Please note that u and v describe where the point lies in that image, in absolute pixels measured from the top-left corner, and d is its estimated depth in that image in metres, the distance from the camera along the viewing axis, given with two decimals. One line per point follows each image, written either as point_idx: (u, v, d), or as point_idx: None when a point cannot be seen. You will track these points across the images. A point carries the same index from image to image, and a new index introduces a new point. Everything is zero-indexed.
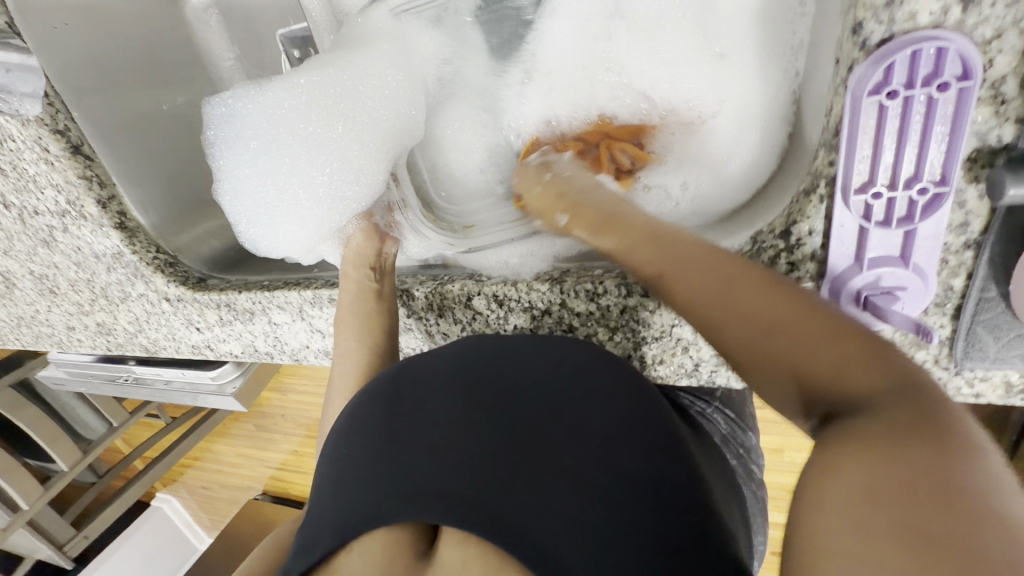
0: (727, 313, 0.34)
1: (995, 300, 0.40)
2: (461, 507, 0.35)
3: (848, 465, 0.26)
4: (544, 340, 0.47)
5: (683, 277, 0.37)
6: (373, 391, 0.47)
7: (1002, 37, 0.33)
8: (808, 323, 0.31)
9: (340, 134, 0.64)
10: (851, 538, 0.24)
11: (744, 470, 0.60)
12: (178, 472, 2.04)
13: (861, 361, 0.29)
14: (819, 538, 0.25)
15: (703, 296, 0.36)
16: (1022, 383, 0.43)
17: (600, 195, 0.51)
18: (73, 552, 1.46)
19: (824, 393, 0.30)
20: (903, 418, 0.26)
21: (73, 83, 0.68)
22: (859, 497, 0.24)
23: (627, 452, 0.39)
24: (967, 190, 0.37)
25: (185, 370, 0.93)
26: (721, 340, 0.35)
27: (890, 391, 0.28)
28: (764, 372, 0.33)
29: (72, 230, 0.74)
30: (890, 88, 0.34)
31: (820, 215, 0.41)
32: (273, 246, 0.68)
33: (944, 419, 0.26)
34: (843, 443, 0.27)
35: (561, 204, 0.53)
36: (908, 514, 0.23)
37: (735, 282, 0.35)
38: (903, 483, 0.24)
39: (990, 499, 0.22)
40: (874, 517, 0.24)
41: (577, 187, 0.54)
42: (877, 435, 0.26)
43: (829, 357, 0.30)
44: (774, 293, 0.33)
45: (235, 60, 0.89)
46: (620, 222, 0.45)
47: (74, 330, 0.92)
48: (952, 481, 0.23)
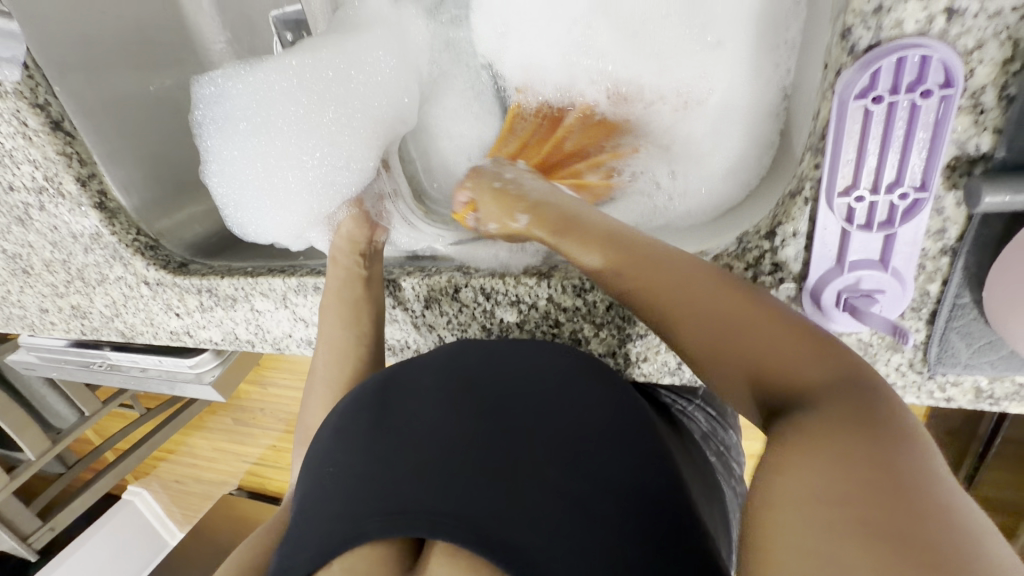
0: (687, 313, 0.36)
1: (969, 307, 0.41)
2: (443, 520, 0.34)
3: (807, 460, 0.27)
4: (529, 345, 0.48)
5: (648, 275, 0.39)
6: (357, 401, 0.46)
7: (983, 48, 0.34)
8: (763, 322, 0.34)
9: (330, 119, 0.64)
10: (810, 539, 0.24)
11: (722, 469, 0.61)
12: (151, 464, 2.00)
13: (806, 356, 0.32)
14: (778, 546, 0.25)
15: (665, 295, 0.37)
16: (991, 389, 0.45)
17: (556, 200, 0.51)
18: (37, 544, 1.40)
19: (772, 389, 0.32)
20: (847, 414, 0.28)
21: (57, 59, 0.67)
22: (813, 501, 0.25)
23: (605, 459, 0.39)
24: (945, 198, 0.38)
25: (162, 358, 0.91)
26: (682, 339, 0.37)
27: (836, 386, 0.30)
28: (719, 370, 0.35)
29: (49, 208, 0.71)
30: (875, 93, 0.35)
31: (805, 217, 0.42)
32: (262, 229, 0.68)
33: (888, 417, 0.28)
34: (797, 442, 0.28)
35: (521, 204, 0.53)
36: (862, 510, 0.24)
37: (702, 286, 0.36)
38: (849, 487, 0.25)
39: (929, 495, 0.24)
40: (826, 517, 0.25)
41: (532, 190, 0.54)
42: (832, 433, 0.27)
43: (772, 352, 0.33)
44: (722, 293, 0.36)
45: (226, 44, 0.88)
46: (579, 227, 0.46)
47: (47, 313, 0.89)
48: (895, 481, 0.25)
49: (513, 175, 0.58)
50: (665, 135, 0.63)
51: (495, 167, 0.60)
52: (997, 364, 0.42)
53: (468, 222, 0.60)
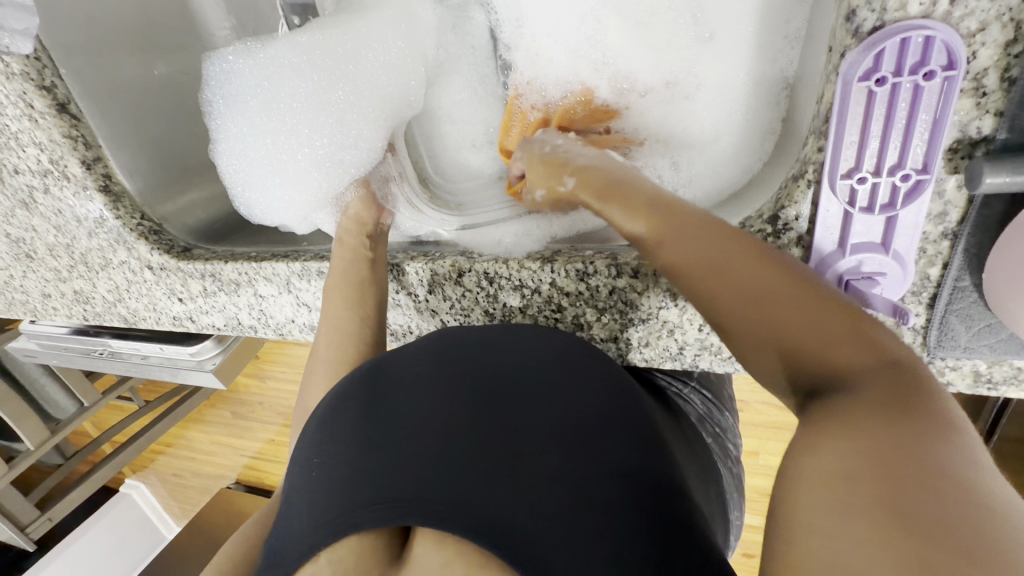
0: (716, 285, 0.36)
1: (969, 290, 0.42)
2: (439, 507, 0.34)
3: (837, 441, 0.28)
4: (522, 332, 0.48)
5: (686, 252, 0.38)
6: (346, 390, 0.45)
7: (986, 30, 0.34)
8: (796, 296, 0.33)
9: (339, 98, 0.66)
10: (832, 515, 0.25)
11: (720, 451, 0.62)
12: (149, 457, 2.00)
13: (844, 337, 0.31)
14: (803, 521, 0.26)
15: (702, 271, 0.37)
16: (990, 373, 0.45)
17: (603, 165, 0.52)
18: (36, 534, 1.40)
19: (809, 371, 0.32)
20: (884, 396, 0.28)
21: (61, 41, 0.67)
22: (838, 481, 0.26)
23: (601, 444, 0.39)
24: (946, 181, 0.39)
25: (164, 345, 0.91)
26: (721, 316, 0.36)
27: (875, 368, 0.30)
28: (754, 349, 0.34)
29: (54, 192, 0.71)
30: (879, 75, 0.36)
31: (807, 200, 0.42)
32: (270, 207, 0.69)
33: (923, 403, 0.28)
34: (831, 422, 0.29)
35: (568, 169, 0.54)
36: (887, 490, 0.25)
37: (739, 263, 0.35)
38: (881, 471, 0.25)
39: (966, 478, 0.24)
40: (850, 495, 0.25)
41: (579, 158, 0.55)
42: (863, 417, 0.28)
43: (807, 333, 0.32)
44: (761, 270, 0.35)
45: (231, 30, 0.88)
46: (623, 193, 0.45)
47: (49, 298, 0.90)
48: (928, 462, 0.25)
49: (560, 144, 0.59)
50: (668, 123, 0.63)
51: (545, 136, 0.62)
52: (996, 348, 0.43)
53: (518, 194, 0.65)
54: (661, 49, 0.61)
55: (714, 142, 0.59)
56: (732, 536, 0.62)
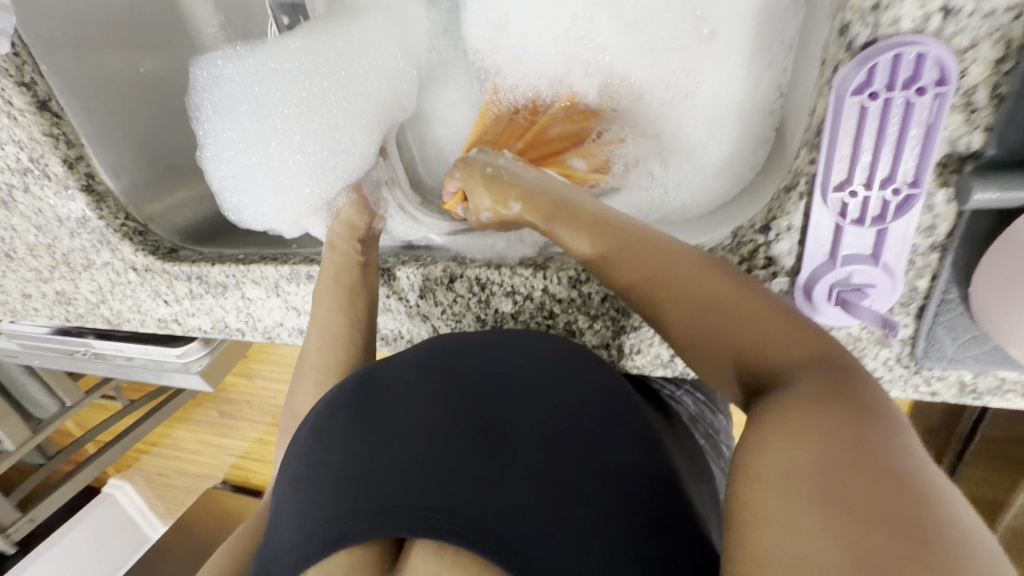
0: (672, 298, 0.38)
1: (956, 302, 0.42)
2: (430, 514, 0.34)
3: (784, 435, 0.27)
4: (512, 337, 0.48)
5: (636, 263, 0.40)
6: (334, 401, 0.45)
7: (976, 47, 0.34)
8: (750, 307, 0.35)
9: (332, 104, 0.65)
10: (780, 510, 0.25)
11: (711, 451, 0.62)
12: (134, 457, 1.97)
13: (783, 337, 0.33)
14: (754, 519, 0.25)
15: (652, 282, 0.39)
16: (975, 383, 0.46)
17: (546, 187, 0.54)
18: (16, 535, 1.37)
19: (758, 370, 0.33)
20: (820, 389, 0.29)
21: (43, 36, 0.65)
22: (785, 474, 0.26)
23: (594, 442, 0.40)
24: (935, 194, 0.39)
25: (149, 347, 0.89)
26: (671, 324, 0.38)
27: (812, 365, 0.31)
28: (704, 352, 0.36)
29: (34, 190, 0.69)
30: (872, 90, 0.36)
31: (800, 212, 0.42)
32: (263, 213, 0.68)
33: (859, 393, 0.28)
34: (777, 417, 0.29)
35: (514, 191, 0.55)
36: (833, 480, 0.24)
37: (683, 274, 0.38)
38: (824, 462, 0.25)
39: (902, 469, 0.24)
40: (797, 487, 0.25)
41: (527, 179, 0.56)
42: (806, 409, 0.28)
43: (747, 334, 0.34)
44: (703, 277, 0.37)
45: (219, 27, 0.86)
46: (571, 213, 0.48)
47: (30, 298, 0.88)
48: (872, 457, 0.25)
49: (505, 163, 0.59)
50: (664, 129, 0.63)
51: (484, 155, 0.62)
52: (981, 359, 0.43)
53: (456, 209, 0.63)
54: (655, 56, 0.61)
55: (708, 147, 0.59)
56: None
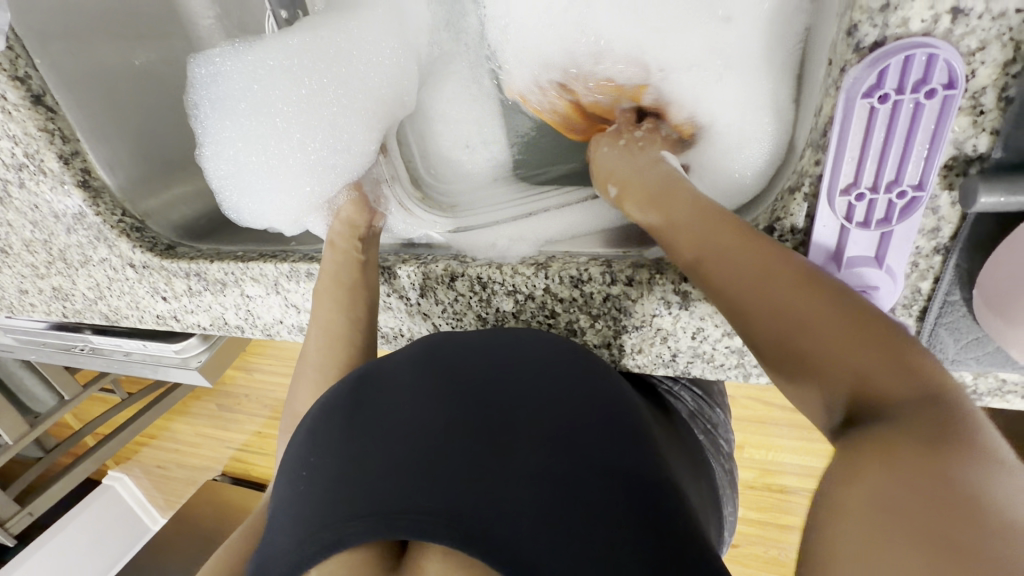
0: (757, 306, 0.36)
1: (958, 304, 0.42)
2: (420, 515, 0.34)
3: (869, 468, 0.27)
4: (510, 336, 0.48)
5: (726, 266, 0.38)
6: (332, 402, 0.44)
7: (985, 49, 0.34)
8: (832, 321, 0.33)
9: (331, 100, 0.65)
10: (866, 544, 0.25)
11: (711, 446, 0.62)
12: (132, 449, 1.97)
13: (886, 364, 0.30)
14: (839, 550, 0.26)
15: (742, 287, 0.37)
16: (975, 384, 0.46)
17: (649, 173, 0.52)
18: (14, 528, 1.37)
19: (849, 395, 0.31)
20: (921, 426, 0.28)
21: (36, 29, 0.64)
22: (871, 508, 0.26)
23: (588, 440, 0.39)
24: (940, 197, 0.39)
25: (147, 342, 0.88)
26: (757, 331, 0.36)
27: (916, 396, 0.29)
28: (789, 367, 0.34)
29: (29, 186, 0.69)
30: (882, 92, 0.35)
31: (802, 213, 0.42)
32: (264, 210, 0.67)
33: (964, 431, 0.27)
34: (865, 448, 0.28)
35: (612, 181, 0.56)
36: (922, 517, 0.24)
37: (776, 281, 0.36)
38: (911, 498, 0.25)
39: (1004, 508, 0.23)
40: (882, 523, 0.25)
41: (635, 164, 0.55)
42: (896, 442, 0.28)
43: (842, 355, 0.32)
44: (799, 286, 0.35)
45: (216, 20, 0.84)
46: (669, 205, 0.46)
47: (26, 294, 0.87)
48: (966, 498, 0.24)
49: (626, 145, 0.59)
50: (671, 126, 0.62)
51: (615, 133, 0.62)
52: (982, 360, 0.43)
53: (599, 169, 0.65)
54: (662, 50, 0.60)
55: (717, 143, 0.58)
56: (726, 532, 0.63)
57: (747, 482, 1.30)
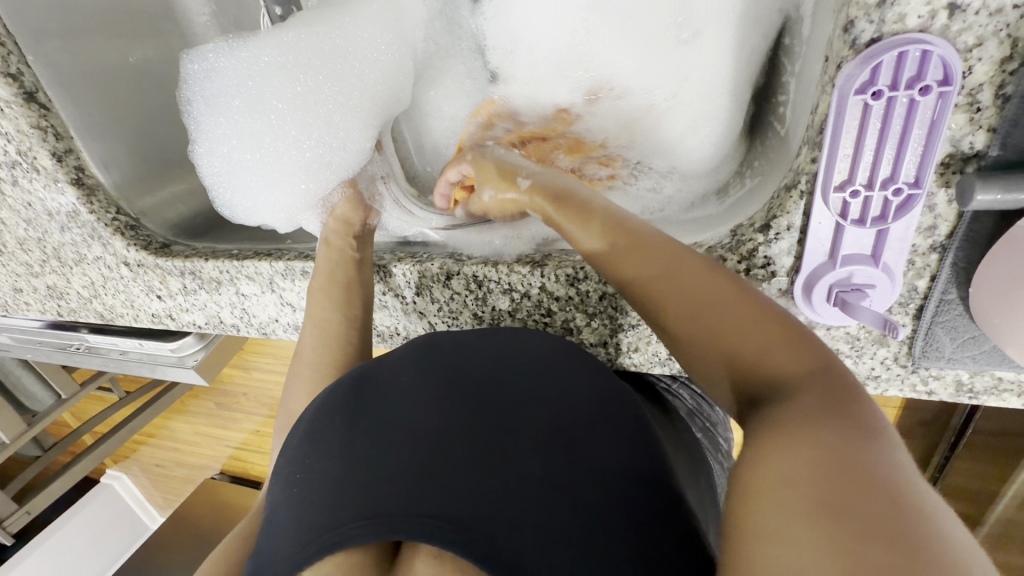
0: (675, 301, 0.38)
1: (955, 302, 0.42)
2: (426, 521, 0.34)
3: (781, 448, 0.28)
4: (507, 336, 0.47)
5: (647, 263, 0.40)
6: (328, 402, 0.44)
7: (982, 46, 0.34)
8: (740, 314, 0.36)
9: (327, 97, 0.64)
10: (784, 520, 0.25)
11: (710, 445, 0.62)
12: (130, 448, 1.97)
13: (785, 348, 0.33)
14: (755, 528, 0.25)
15: (661, 283, 0.39)
16: (972, 383, 0.46)
17: (560, 177, 0.54)
18: (14, 527, 1.36)
19: (753, 380, 0.34)
20: (818, 404, 0.30)
21: (29, 25, 0.64)
22: (786, 485, 0.26)
23: (590, 442, 0.39)
24: (937, 194, 0.39)
25: (143, 341, 0.88)
26: (674, 325, 0.38)
27: (811, 379, 0.32)
28: (703, 359, 0.37)
29: (23, 184, 0.68)
30: (876, 88, 0.35)
31: (799, 211, 0.42)
32: (262, 207, 0.68)
33: (855, 408, 0.29)
34: (774, 430, 0.29)
35: (517, 177, 0.56)
36: (833, 492, 0.25)
37: (690, 278, 0.38)
38: (822, 475, 0.25)
39: (895, 479, 0.25)
40: (796, 499, 0.25)
41: (528, 168, 0.57)
42: (803, 421, 0.29)
43: (748, 343, 0.34)
44: (710, 281, 0.37)
45: (211, 16, 0.84)
46: (579, 207, 0.47)
47: (21, 292, 0.87)
48: (868, 473, 0.25)
49: (501, 152, 0.62)
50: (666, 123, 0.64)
51: (495, 145, 0.64)
52: (978, 359, 0.43)
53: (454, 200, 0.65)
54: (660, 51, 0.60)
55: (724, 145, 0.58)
56: None
57: None
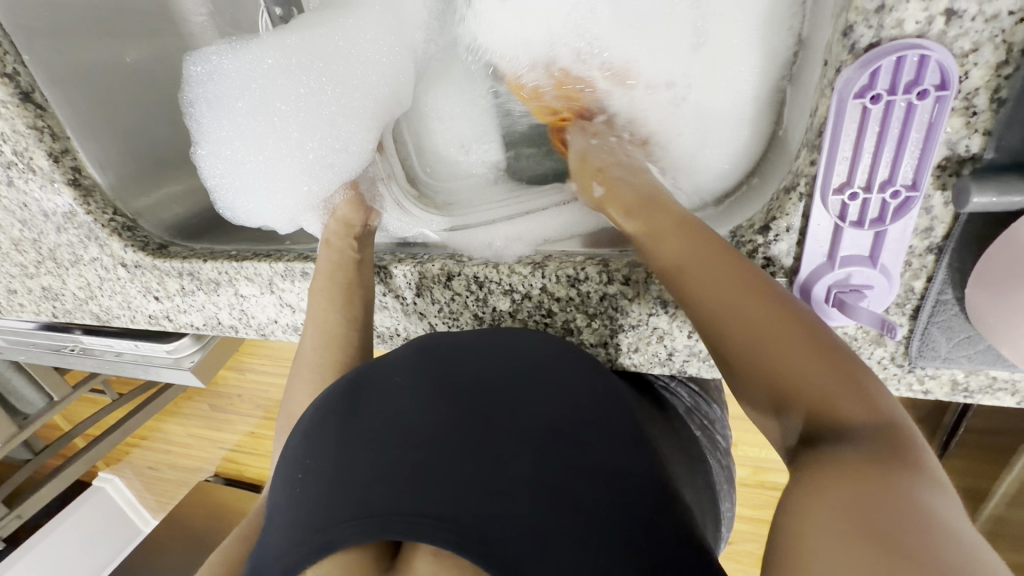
0: (732, 321, 0.37)
1: (951, 303, 0.43)
2: (419, 520, 0.34)
3: (835, 482, 0.28)
4: (500, 338, 0.48)
5: (707, 279, 0.39)
6: (327, 403, 0.44)
7: (978, 51, 0.34)
8: (803, 347, 0.34)
9: (328, 99, 0.65)
10: (836, 551, 0.26)
11: (708, 443, 0.62)
12: (123, 451, 1.95)
13: (849, 391, 0.32)
14: (806, 553, 0.26)
15: (719, 302, 0.37)
16: (967, 382, 0.47)
17: (640, 182, 0.53)
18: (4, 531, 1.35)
19: (807, 415, 0.33)
20: (878, 450, 0.29)
21: (26, 26, 0.63)
22: (840, 518, 0.27)
23: (586, 443, 0.39)
24: (934, 197, 0.39)
25: (139, 343, 0.87)
26: (727, 345, 0.37)
27: (874, 427, 0.31)
28: (752, 384, 0.35)
29: (18, 184, 0.68)
30: (874, 92, 0.36)
31: (798, 212, 0.42)
32: (264, 210, 0.67)
33: (914, 458, 0.29)
34: (828, 463, 0.30)
35: (599, 175, 0.56)
36: (889, 533, 0.25)
37: (753, 301, 0.36)
38: (878, 514, 0.26)
39: (950, 531, 0.25)
40: (850, 533, 0.26)
41: (614, 165, 0.56)
42: (861, 459, 0.29)
43: (808, 378, 0.33)
44: (775, 308, 0.35)
45: (208, 16, 0.84)
46: (654, 213, 0.47)
47: (15, 294, 0.86)
48: (926, 521, 0.25)
49: (610, 143, 0.61)
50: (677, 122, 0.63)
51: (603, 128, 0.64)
52: (974, 358, 0.44)
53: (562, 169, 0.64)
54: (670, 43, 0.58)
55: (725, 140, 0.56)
56: (723, 528, 0.63)
57: (739, 478, 1.31)
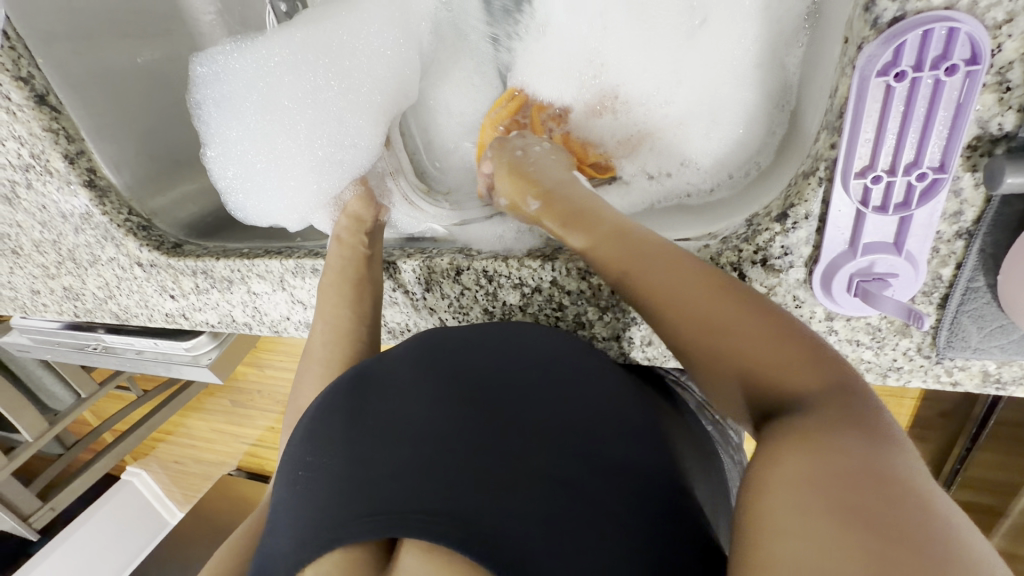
0: (678, 315, 0.36)
1: (982, 291, 0.41)
2: (429, 515, 0.33)
3: (791, 452, 0.28)
4: (513, 331, 0.47)
5: (644, 277, 0.38)
6: (333, 397, 0.44)
7: (1013, 21, 0.32)
8: (747, 327, 0.33)
9: (336, 94, 0.64)
10: (799, 525, 0.24)
11: (721, 437, 0.60)
12: (149, 445, 1.99)
13: (799, 360, 0.31)
14: (771, 530, 0.25)
15: (660, 298, 0.37)
16: (999, 374, 0.44)
17: (570, 189, 0.52)
18: (38, 523, 1.37)
19: (766, 394, 0.32)
20: (833, 413, 0.29)
21: (41, 30, 0.64)
22: (804, 487, 0.26)
23: (598, 442, 0.38)
24: (963, 178, 0.37)
25: (158, 341, 0.88)
26: (680, 337, 0.36)
27: (828, 392, 0.30)
28: (711, 373, 0.35)
29: (37, 186, 0.69)
30: (898, 69, 0.34)
31: (818, 199, 0.41)
32: (277, 206, 0.67)
33: (868, 414, 0.29)
34: (786, 438, 0.29)
35: (535, 189, 0.53)
36: (846, 496, 0.25)
37: (691, 290, 0.36)
38: (840, 479, 0.25)
39: (910, 483, 0.25)
40: (808, 502, 0.25)
41: (549, 178, 0.54)
42: (818, 427, 0.28)
43: (762, 356, 0.32)
44: (710, 295, 0.35)
45: (217, 14, 0.83)
46: (587, 218, 0.46)
47: (39, 294, 0.88)
48: (888, 478, 0.25)
49: (535, 154, 0.58)
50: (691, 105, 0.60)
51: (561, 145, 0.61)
52: (1007, 349, 0.42)
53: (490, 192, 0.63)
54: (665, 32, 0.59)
55: (727, 120, 0.57)
56: None
57: None
